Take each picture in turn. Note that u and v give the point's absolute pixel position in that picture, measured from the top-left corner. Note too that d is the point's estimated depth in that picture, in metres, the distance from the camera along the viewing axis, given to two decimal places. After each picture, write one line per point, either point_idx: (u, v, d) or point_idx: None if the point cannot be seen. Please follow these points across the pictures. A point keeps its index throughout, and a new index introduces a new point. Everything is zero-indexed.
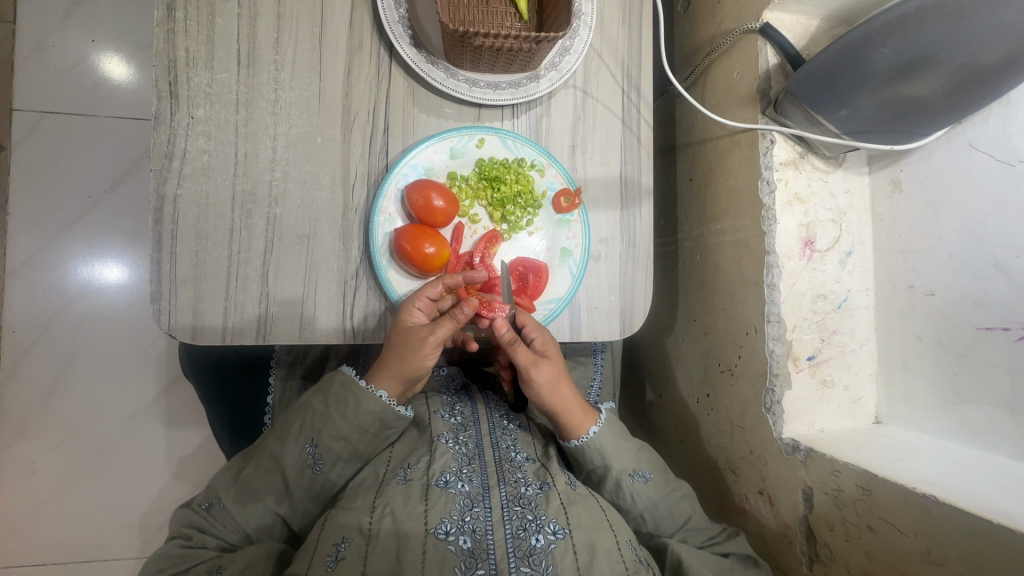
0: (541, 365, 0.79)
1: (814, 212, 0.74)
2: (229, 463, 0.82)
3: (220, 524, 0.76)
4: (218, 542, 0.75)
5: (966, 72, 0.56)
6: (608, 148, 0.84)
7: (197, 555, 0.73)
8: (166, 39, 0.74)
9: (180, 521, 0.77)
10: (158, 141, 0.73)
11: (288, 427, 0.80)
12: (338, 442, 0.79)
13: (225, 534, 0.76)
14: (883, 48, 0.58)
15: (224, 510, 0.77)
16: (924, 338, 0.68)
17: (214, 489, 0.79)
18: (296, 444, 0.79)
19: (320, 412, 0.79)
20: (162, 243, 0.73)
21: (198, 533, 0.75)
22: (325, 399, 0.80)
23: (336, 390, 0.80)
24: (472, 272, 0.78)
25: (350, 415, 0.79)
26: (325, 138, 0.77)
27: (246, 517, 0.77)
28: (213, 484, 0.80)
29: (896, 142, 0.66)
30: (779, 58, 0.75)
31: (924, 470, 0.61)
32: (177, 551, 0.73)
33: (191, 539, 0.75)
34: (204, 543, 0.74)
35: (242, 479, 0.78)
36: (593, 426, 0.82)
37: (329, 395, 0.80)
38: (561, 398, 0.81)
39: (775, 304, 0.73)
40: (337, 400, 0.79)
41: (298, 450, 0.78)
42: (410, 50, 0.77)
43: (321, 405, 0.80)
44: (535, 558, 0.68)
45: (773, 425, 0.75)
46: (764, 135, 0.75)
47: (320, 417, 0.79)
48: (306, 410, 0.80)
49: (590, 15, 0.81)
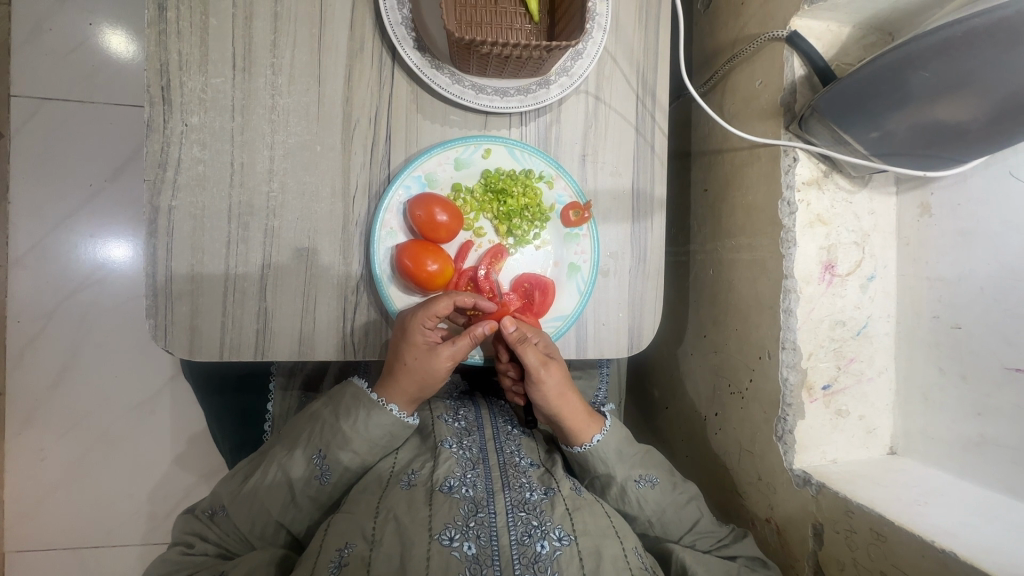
0: (549, 367, 0.75)
1: (837, 234, 0.70)
2: (233, 468, 0.81)
3: (221, 531, 0.76)
4: (219, 549, 0.75)
5: (1012, 102, 0.51)
6: (620, 157, 0.80)
7: (198, 563, 0.73)
8: (158, 41, 0.70)
9: (182, 528, 0.77)
10: (151, 150, 0.70)
11: (297, 437, 0.79)
12: (346, 455, 0.77)
13: (227, 543, 0.76)
14: (923, 72, 0.54)
15: (227, 519, 0.76)
16: (947, 372, 0.65)
17: (217, 496, 0.78)
18: (304, 455, 0.77)
19: (329, 423, 0.78)
20: (157, 255, 0.71)
21: (200, 542, 0.75)
22: (335, 409, 0.78)
23: (346, 401, 0.78)
24: (483, 301, 0.76)
25: (360, 428, 0.77)
26: (324, 147, 0.74)
27: (248, 525, 0.76)
28: (217, 491, 0.79)
29: (927, 168, 0.63)
30: (806, 68, 0.70)
31: (942, 516, 0.59)
32: (177, 557, 0.73)
33: (192, 547, 0.75)
34: (205, 551, 0.74)
35: (245, 490, 0.76)
36: (598, 433, 0.79)
37: (339, 406, 0.78)
38: (565, 403, 0.78)
39: (792, 330, 0.70)
40: (348, 411, 0.78)
41: (305, 461, 0.77)
42: (413, 53, 0.73)
43: (331, 416, 0.78)
44: (540, 565, 0.65)
45: (784, 455, 0.73)
46: (786, 152, 0.71)
47: (330, 429, 0.77)
48: (314, 420, 0.79)
49: (605, 16, 0.76)
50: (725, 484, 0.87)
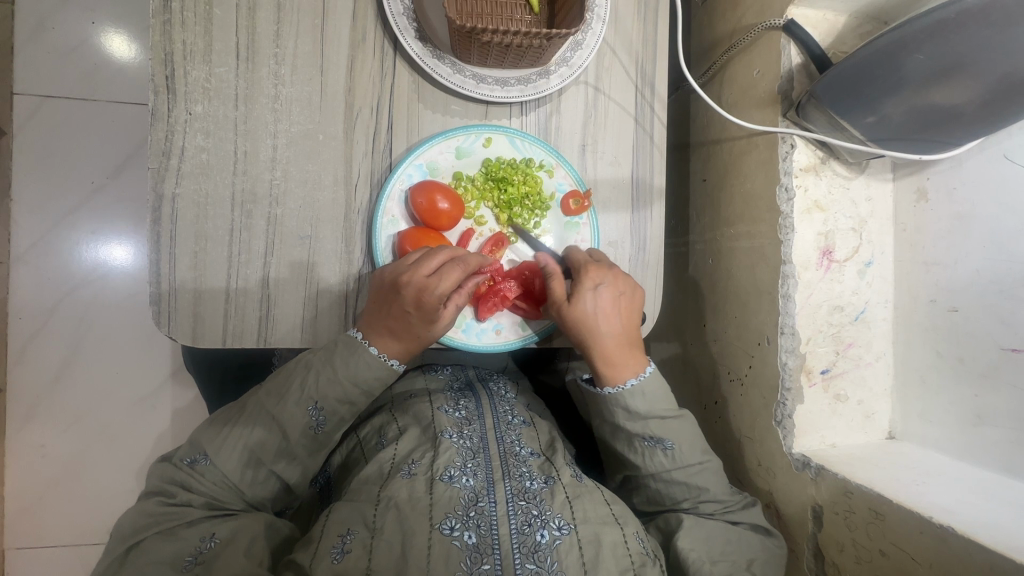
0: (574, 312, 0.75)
1: (834, 220, 0.71)
2: (214, 415, 0.75)
3: (207, 481, 0.71)
4: (204, 499, 0.70)
5: (1006, 83, 0.52)
6: (621, 147, 0.81)
7: (183, 513, 0.68)
8: (162, 31, 0.71)
9: (163, 477, 0.71)
10: (155, 138, 0.71)
11: (286, 386, 0.74)
12: (343, 404, 0.75)
13: (214, 492, 0.71)
14: (918, 55, 0.55)
15: (213, 467, 0.71)
16: (944, 354, 0.65)
17: (199, 445, 0.72)
18: (298, 406, 0.73)
19: (324, 374, 0.73)
20: (161, 242, 0.72)
21: (183, 491, 0.70)
22: (328, 358, 0.73)
23: (341, 351, 0.73)
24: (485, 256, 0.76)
25: (358, 379, 0.74)
26: (326, 136, 0.75)
27: (238, 475, 0.72)
28: (198, 437, 0.73)
29: (923, 152, 0.64)
30: (803, 57, 0.72)
31: (940, 496, 0.60)
32: (160, 508, 0.68)
33: (175, 496, 0.69)
34: (189, 501, 0.69)
35: (233, 438, 0.72)
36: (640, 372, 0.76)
37: (333, 354, 0.73)
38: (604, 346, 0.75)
39: (791, 316, 0.71)
40: (344, 362, 0.73)
41: (300, 413, 0.73)
42: (414, 43, 0.74)
43: (324, 365, 0.73)
44: (540, 554, 0.66)
45: (783, 440, 0.73)
46: (784, 139, 0.72)
47: (325, 380, 0.73)
48: (305, 368, 0.74)
49: (604, 7, 0.77)
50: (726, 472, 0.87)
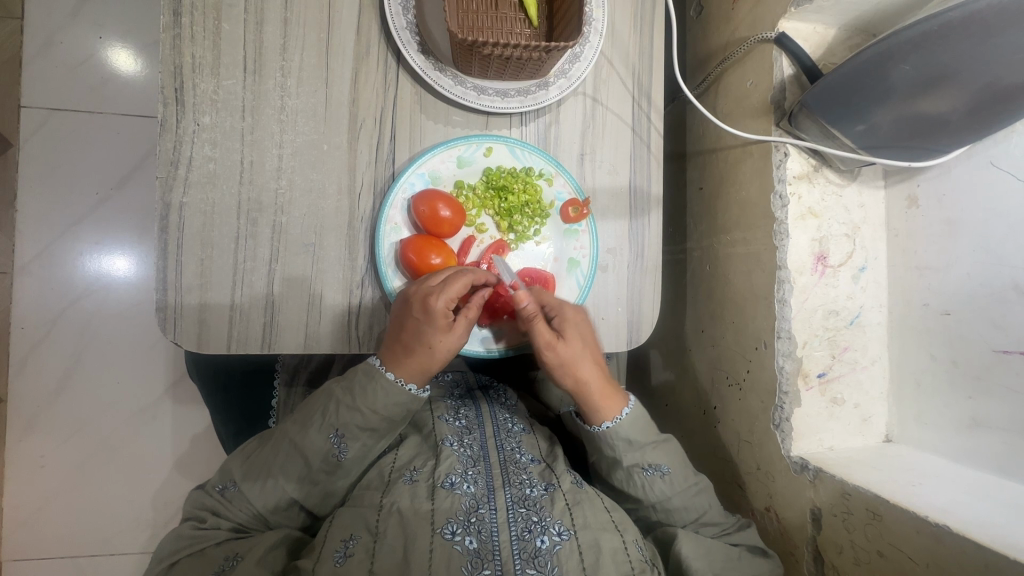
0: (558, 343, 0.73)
1: (827, 227, 0.72)
2: (243, 446, 0.79)
3: (233, 507, 0.73)
4: (232, 525, 0.73)
5: (989, 92, 0.55)
6: (618, 156, 0.83)
7: (210, 538, 0.71)
8: (172, 45, 0.73)
9: (194, 504, 0.75)
10: (163, 149, 0.73)
11: (310, 414, 0.75)
12: (364, 433, 0.75)
13: (241, 519, 0.73)
14: (904, 65, 0.57)
15: (239, 494, 0.74)
16: (938, 357, 0.66)
17: (229, 471, 0.76)
18: (320, 434, 0.74)
19: (347, 403, 0.74)
20: (167, 250, 0.73)
21: (213, 516, 0.73)
22: (349, 388, 0.75)
23: (360, 379, 0.75)
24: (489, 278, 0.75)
25: (380, 407, 0.74)
26: (331, 146, 0.77)
27: (262, 502, 0.74)
28: (230, 466, 0.77)
29: (912, 160, 0.66)
30: (794, 68, 0.74)
31: (934, 496, 0.61)
32: (191, 532, 0.71)
33: (205, 521, 0.72)
34: (217, 525, 0.72)
35: (259, 465, 0.75)
36: (614, 417, 0.77)
37: (354, 384, 0.75)
38: (580, 378, 0.76)
39: (787, 320, 0.72)
40: (364, 390, 0.74)
41: (322, 439, 0.74)
42: (417, 56, 0.76)
43: (346, 394, 0.75)
44: (540, 560, 0.66)
45: (781, 443, 0.74)
46: (778, 148, 0.74)
47: (347, 408, 0.74)
48: (330, 397, 0.76)
49: (601, 21, 0.79)
50: (726, 477, 0.88)
